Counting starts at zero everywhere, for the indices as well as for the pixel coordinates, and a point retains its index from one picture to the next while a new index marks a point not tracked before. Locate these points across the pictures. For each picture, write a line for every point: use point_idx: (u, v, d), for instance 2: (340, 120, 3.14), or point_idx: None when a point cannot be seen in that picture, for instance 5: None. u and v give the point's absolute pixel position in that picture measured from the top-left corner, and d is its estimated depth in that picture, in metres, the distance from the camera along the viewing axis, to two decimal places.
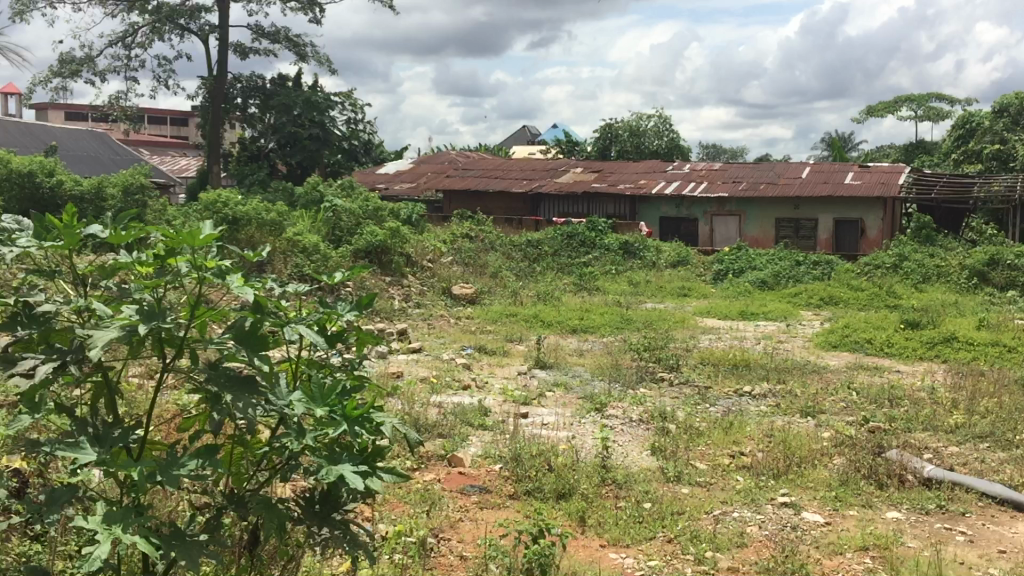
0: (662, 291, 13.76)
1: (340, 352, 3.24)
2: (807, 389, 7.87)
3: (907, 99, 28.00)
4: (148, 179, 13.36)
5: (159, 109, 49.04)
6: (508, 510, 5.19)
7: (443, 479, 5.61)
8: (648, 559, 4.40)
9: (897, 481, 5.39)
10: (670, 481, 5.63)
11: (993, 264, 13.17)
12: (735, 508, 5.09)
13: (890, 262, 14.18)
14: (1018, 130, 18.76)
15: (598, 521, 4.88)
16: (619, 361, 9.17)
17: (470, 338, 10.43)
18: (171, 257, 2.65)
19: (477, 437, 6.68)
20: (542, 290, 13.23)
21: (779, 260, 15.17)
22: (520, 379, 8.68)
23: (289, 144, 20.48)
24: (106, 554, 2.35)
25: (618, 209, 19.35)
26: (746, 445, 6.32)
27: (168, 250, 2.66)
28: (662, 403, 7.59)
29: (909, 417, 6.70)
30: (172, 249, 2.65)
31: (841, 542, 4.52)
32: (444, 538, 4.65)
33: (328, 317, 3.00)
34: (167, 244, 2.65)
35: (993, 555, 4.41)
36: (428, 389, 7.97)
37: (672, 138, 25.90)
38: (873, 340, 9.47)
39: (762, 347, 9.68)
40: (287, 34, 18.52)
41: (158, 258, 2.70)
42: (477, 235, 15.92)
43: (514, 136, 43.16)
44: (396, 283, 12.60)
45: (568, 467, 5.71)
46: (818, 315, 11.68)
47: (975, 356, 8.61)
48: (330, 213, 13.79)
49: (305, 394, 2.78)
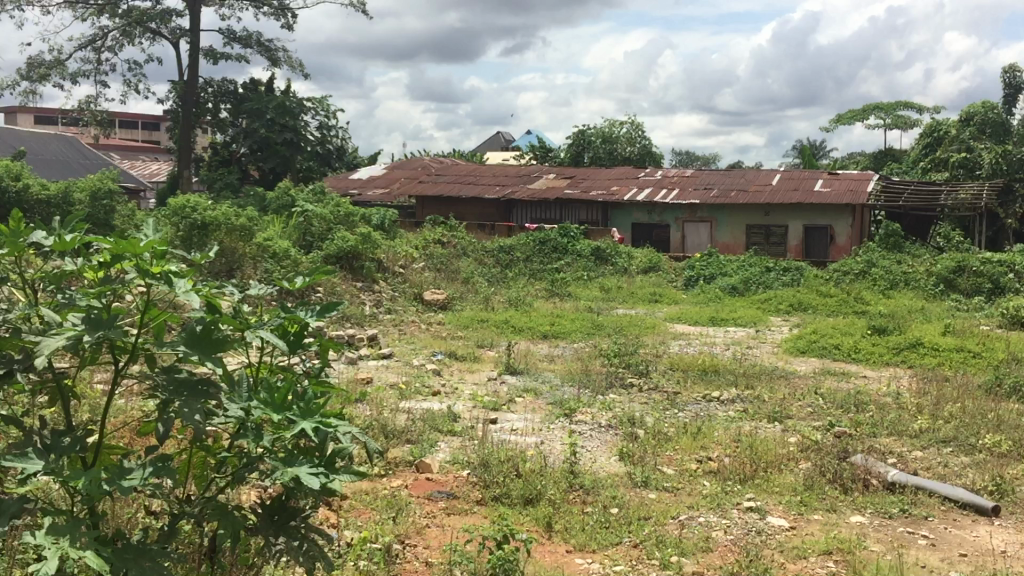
0: (633, 297, 13.81)
1: (304, 359, 3.21)
2: (775, 394, 7.91)
3: (876, 108, 28.28)
4: (116, 184, 13.23)
5: (130, 113, 48.69)
6: (475, 515, 5.17)
7: (410, 485, 5.59)
8: (613, 564, 4.39)
9: (861, 486, 5.43)
10: (637, 486, 5.64)
11: (959, 271, 13.32)
12: (701, 512, 5.10)
13: (858, 268, 14.31)
14: (984, 139, 18.99)
15: (565, 526, 4.87)
16: (589, 367, 9.17)
17: (441, 343, 10.41)
18: (120, 263, 2.62)
19: (445, 443, 6.66)
20: (514, 296, 13.24)
21: (749, 267, 15.26)
22: (490, 385, 8.66)
23: (260, 149, 20.38)
24: (52, 567, 2.30)
25: (590, 215, 19.42)
26: (713, 451, 6.34)
27: (117, 256, 2.62)
28: (631, 409, 7.61)
29: (874, 422, 6.74)
30: (122, 254, 2.62)
31: (805, 546, 4.53)
32: (410, 544, 4.62)
33: (289, 321, 2.99)
34: (116, 250, 2.61)
35: (955, 558, 4.42)
36: (396, 395, 7.93)
37: (645, 145, 26.03)
38: (840, 345, 9.55)
39: (731, 352, 9.72)
40: (258, 39, 18.44)
41: (108, 264, 2.67)
42: (449, 241, 15.88)
43: (488, 142, 43.20)
44: (367, 289, 12.54)
45: (536, 473, 5.70)
46: (788, 321, 11.76)
47: (941, 362, 8.70)
48: (301, 218, 13.74)
49: (263, 399, 2.73)
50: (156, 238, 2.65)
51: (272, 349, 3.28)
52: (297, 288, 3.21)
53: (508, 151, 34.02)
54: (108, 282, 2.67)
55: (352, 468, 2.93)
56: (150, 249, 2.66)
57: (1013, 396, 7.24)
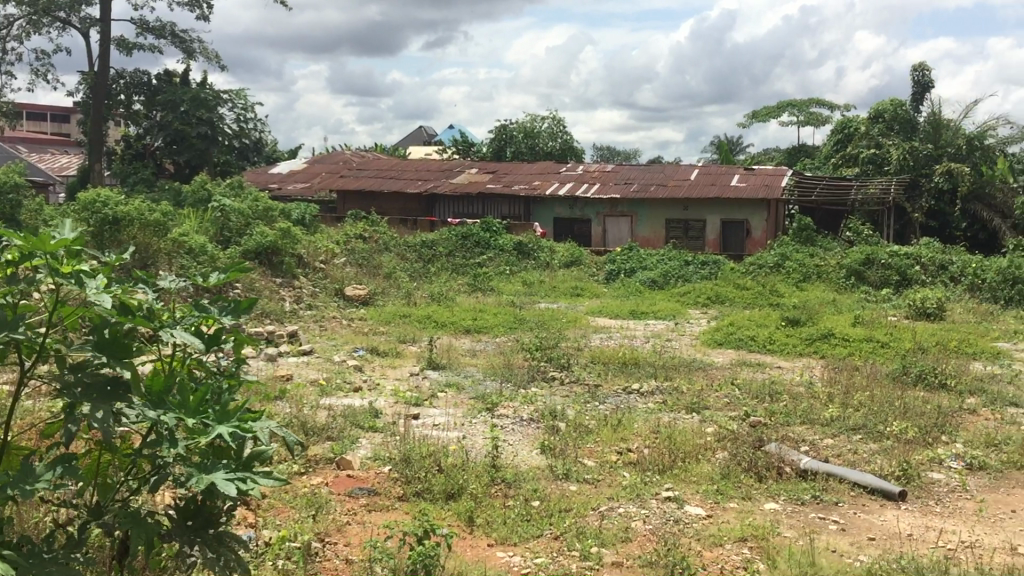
0: (555, 291, 13.89)
1: (221, 358, 3.16)
2: (693, 385, 8.06)
3: (790, 105, 28.94)
4: (23, 178, 12.77)
5: (38, 105, 47.12)
6: (396, 511, 5.14)
7: (331, 483, 5.53)
8: (534, 557, 4.41)
9: (774, 474, 5.54)
10: (558, 479, 5.67)
11: (868, 264, 13.74)
12: (620, 504, 5.16)
13: (773, 261, 14.64)
14: (892, 135, 19.59)
15: (486, 520, 4.88)
16: (510, 361, 9.19)
17: (363, 339, 10.32)
18: (28, 262, 2.53)
19: (367, 439, 6.60)
20: (436, 291, 13.20)
21: (668, 260, 15.49)
22: (412, 381, 8.62)
23: (176, 142, 19.91)
24: None
25: (513, 210, 19.47)
26: (633, 442, 6.42)
27: (25, 255, 2.53)
28: (552, 402, 7.66)
29: (787, 411, 6.90)
30: (30, 253, 2.53)
31: (720, 533, 4.61)
32: (330, 542, 4.58)
33: (207, 321, 2.94)
34: (24, 248, 2.51)
35: (863, 542, 4.46)
36: (317, 392, 7.84)
37: (566, 140, 26.20)
38: (756, 337, 9.76)
39: (651, 345, 9.86)
40: (173, 30, 18.00)
41: (15, 264, 2.57)
42: (371, 236, 15.74)
43: (410, 136, 42.99)
44: (287, 285, 12.35)
45: (458, 467, 5.69)
46: (705, 313, 11.98)
47: (851, 352, 8.96)
48: (218, 213, 13.46)
49: (178, 403, 2.65)
50: (67, 237, 2.56)
51: (186, 346, 3.21)
52: (211, 285, 3.15)
53: (431, 145, 33.90)
54: (14, 282, 2.57)
55: (269, 469, 2.88)
56: (60, 248, 2.57)
57: (919, 383, 7.42)
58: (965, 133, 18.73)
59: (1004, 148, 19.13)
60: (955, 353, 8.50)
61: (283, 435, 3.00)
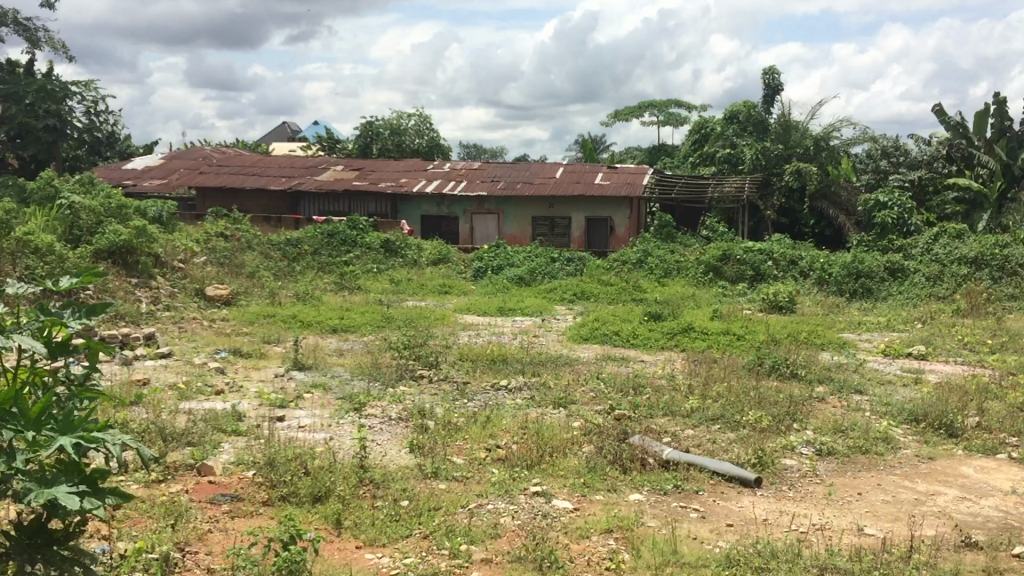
0: (423, 288, 13.84)
1: (69, 366, 3.00)
2: (560, 380, 8.18)
3: (650, 105, 29.69)
4: None
5: None
6: (261, 517, 5.01)
7: (192, 490, 5.35)
8: (403, 557, 4.37)
9: (638, 465, 5.65)
10: (427, 477, 5.65)
11: (724, 259, 14.25)
12: (489, 500, 5.18)
13: (636, 257, 14.98)
14: (746, 136, 20.36)
15: (354, 522, 4.81)
16: (378, 360, 9.10)
17: (225, 340, 10.02)
18: None
19: (230, 443, 6.41)
20: (302, 290, 12.93)
21: (535, 257, 15.66)
22: (277, 382, 8.42)
23: (19, 136, 18.84)
24: None
25: (379, 207, 19.29)
26: (502, 438, 6.46)
27: None
28: (420, 400, 7.62)
29: (651, 403, 7.06)
30: None
31: (587, 526, 4.66)
32: (190, 552, 4.42)
33: (51, 327, 2.78)
34: None
35: (722, 529, 4.59)
36: (176, 396, 7.56)
37: (433, 138, 26.14)
38: (620, 332, 9.98)
39: (519, 341, 9.94)
40: (14, 16, 17.01)
41: None
42: (233, 234, 15.28)
43: (274, 132, 41.99)
44: (143, 285, 11.85)
45: (325, 469, 5.59)
46: (571, 309, 12.16)
47: (710, 344, 9.27)
48: (66, 210, 12.80)
49: (15, 415, 2.51)
50: None
51: (30, 353, 3.03)
52: (58, 289, 2.99)
53: (295, 141, 33.23)
54: None
55: (120, 484, 2.76)
56: None
57: (772, 374, 7.72)
58: (813, 134, 19.65)
59: (848, 149, 20.17)
60: (805, 344, 8.91)
61: (137, 445, 2.88)
